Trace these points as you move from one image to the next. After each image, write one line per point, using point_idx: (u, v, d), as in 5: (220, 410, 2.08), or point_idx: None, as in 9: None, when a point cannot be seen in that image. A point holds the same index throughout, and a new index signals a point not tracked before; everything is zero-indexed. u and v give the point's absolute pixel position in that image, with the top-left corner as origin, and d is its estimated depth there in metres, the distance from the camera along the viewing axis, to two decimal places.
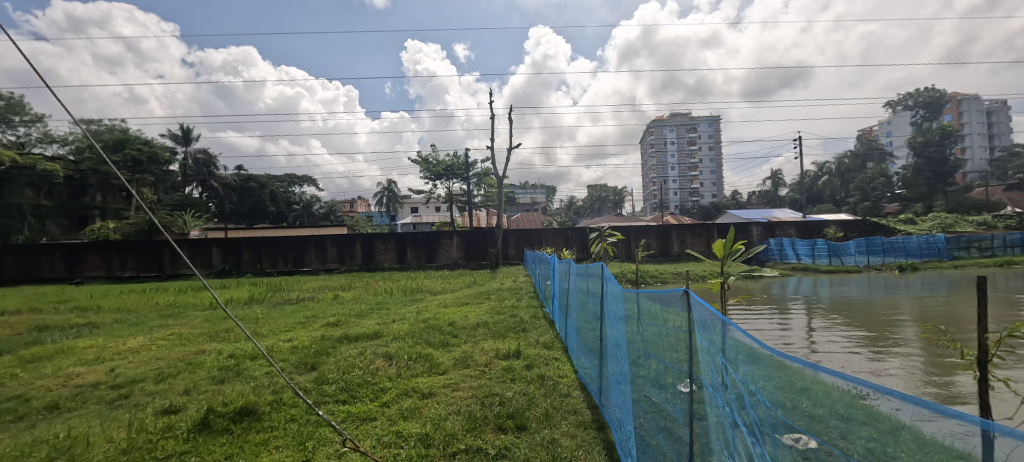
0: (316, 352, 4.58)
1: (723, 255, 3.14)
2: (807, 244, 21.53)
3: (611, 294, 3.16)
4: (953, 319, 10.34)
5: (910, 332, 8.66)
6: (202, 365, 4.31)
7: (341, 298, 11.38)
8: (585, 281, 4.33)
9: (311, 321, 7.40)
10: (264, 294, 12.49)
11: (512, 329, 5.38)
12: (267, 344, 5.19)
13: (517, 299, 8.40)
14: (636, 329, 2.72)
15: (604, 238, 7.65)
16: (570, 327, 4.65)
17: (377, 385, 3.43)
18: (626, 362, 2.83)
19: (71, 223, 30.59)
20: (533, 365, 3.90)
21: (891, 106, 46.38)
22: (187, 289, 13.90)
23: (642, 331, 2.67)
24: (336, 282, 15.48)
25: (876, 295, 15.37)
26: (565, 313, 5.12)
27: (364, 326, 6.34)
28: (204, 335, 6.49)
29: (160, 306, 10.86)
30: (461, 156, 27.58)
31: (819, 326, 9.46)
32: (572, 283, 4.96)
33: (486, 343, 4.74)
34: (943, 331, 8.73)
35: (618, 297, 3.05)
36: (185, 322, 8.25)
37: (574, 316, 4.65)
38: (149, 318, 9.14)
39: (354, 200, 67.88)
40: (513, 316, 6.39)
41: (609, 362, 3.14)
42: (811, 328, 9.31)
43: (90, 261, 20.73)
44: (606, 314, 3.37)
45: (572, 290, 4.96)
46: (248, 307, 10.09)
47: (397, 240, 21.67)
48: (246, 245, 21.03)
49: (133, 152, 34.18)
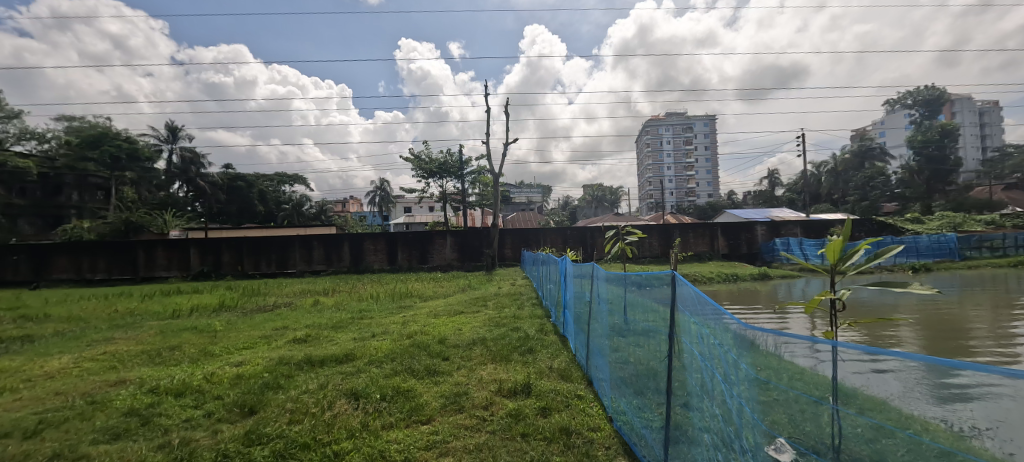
0: (266, 385, 3.54)
1: (836, 260, 2.14)
2: (815, 244, 20.56)
3: (681, 315, 2.29)
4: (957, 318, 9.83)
5: (905, 330, 8.22)
6: (108, 407, 3.28)
7: (322, 304, 10.24)
8: (626, 290, 3.29)
9: (279, 335, 6.32)
10: (237, 300, 11.29)
11: (514, 351, 4.32)
12: (210, 373, 4.12)
13: (518, 308, 7.24)
14: (718, 363, 1.95)
15: (622, 237, 6.62)
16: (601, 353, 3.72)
17: (330, 447, 2.39)
18: (718, 412, 1.98)
19: (45, 222, 29.50)
20: (550, 410, 2.85)
21: (891, 104, 45.89)
22: (155, 295, 12.58)
23: (729, 369, 1.88)
24: (321, 285, 14.41)
25: (885, 296, 14.74)
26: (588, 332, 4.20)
27: (336, 343, 5.28)
28: (143, 354, 5.42)
29: (115, 315, 9.65)
30: (455, 153, 26.55)
31: (819, 320, 9.00)
32: (598, 295, 4.03)
33: (488, 372, 3.72)
34: (944, 330, 8.38)
35: (691, 321, 2.20)
36: (135, 336, 7.12)
37: (605, 337, 3.66)
38: (94, 330, 7.95)
39: (345, 200, 66.32)
40: (515, 332, 5.30)
41: (687, 410, 2.29)
42: (810, 323, 8.86)
43: (59, 263, 19.44)
44: (677, 343, 2.41)
45: (599, 304, 4.01)
46: (215, 316, 8.93)
47: (387, 240, 20.51)
48: (226, 245, 19.88)
49: (111, 149, 31.21)
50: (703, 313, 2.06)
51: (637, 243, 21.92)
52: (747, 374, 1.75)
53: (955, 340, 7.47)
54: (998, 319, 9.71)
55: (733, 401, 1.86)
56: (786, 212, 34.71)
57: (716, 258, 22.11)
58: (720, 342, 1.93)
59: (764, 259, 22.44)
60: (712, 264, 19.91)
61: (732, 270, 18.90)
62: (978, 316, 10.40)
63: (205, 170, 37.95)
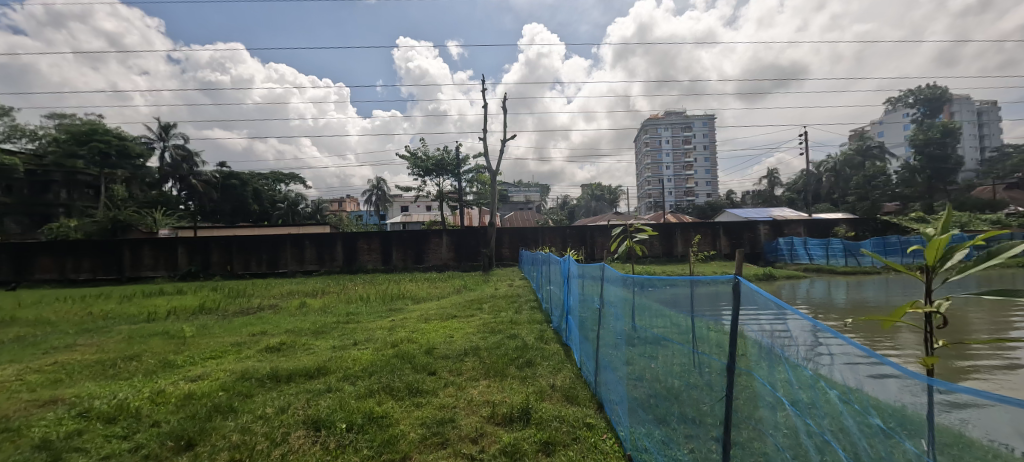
0: (216, 408, 2.97)
1: (935, 261, 1.64)
2: (820, 243, 19.92)
3: (737, 327, 1.82)
4: (966, 316, 9.50)
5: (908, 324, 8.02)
6: (22, 436, 2.72)
7: (309, 306, 9.67)
8: (648, 294, 2.83)
9: (254, 341, 5.76)
10: (221, 301, 10.73)
11: (509, 362, 3.80)
12: (158, 390, 3.55)
13: (516, 312, 6.70)
14: (783, 386, 1.49)
15: (631, 235, 6.10)
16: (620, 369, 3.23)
17: None
18: (782, 449, 1.50)
19: (32, 221, 28.82)
20: (554, 445, 2.32)
21: (892, 102, 45.50)
22: (134, 296, 11.97)
23: (789, 388, 1.44)
24: (310, 287, 13.82)
25: (889, 296, 14.44)
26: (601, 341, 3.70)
27: (313, 353, 4.71)
28: (94, 366, 4.82)
29: (89, 319, 9.09)
30: (452, 151, 26.04)
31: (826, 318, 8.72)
32: (610, 298, 3.53)
33: (479, 391, 3.20)
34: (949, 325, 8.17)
35: (746, 331, 1.75)
36: (100, 342, 6.53)
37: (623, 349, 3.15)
38: (59, 336, 7.37)
39: (342, 200, 65.67)
40: (513, 340, 4.77)
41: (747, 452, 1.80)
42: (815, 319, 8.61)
43: (41, 262, 18.78)
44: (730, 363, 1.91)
45: (613, 311, 3.52)
46: (192, 320, 8.35)
47: (381, 239, 19.97)
48: (215, 245, 19.31)
49: (101, 144, 30.63)
50: (765, 320, 1.60)
51: (653, 242, 21.56)
52: (808, 394, 1.32)
53: (955, 337, 7.23)
54: (1009, 318, 9.33)
55: (798, 433, 1.38)
56: (788, 212, 34.28)
57: (717, 258, 21.62)
58: (785, 356, 1.47)
59: (767, 258, 22.02)
60: (715, 264, 19.43)
61: (736, 271, 18.41)
62: (984, 313, 10.14)
63: (198, 168, 37.18)
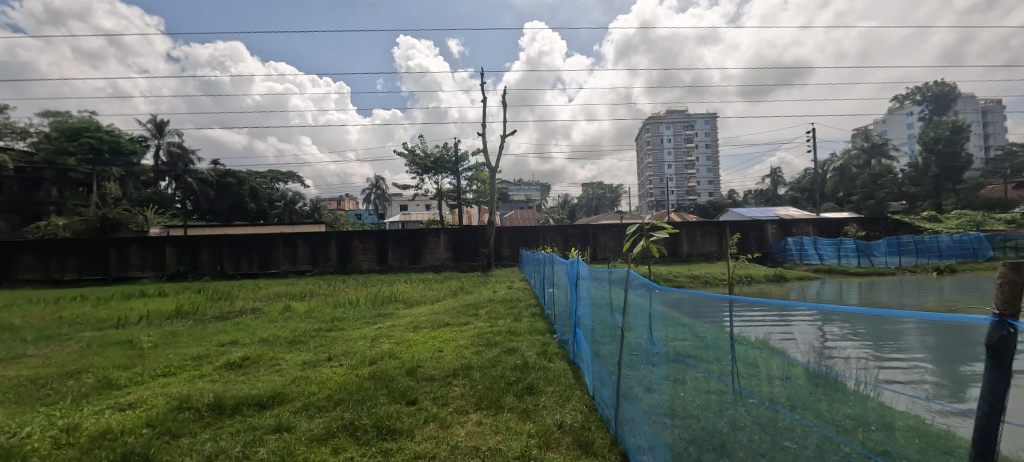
0: (126, 456, 2.35)
1: None
2: (831, 243, 19.35)
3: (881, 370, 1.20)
4: None
5: None
6: None
7: (293, 310, 8.95)
8: (707, 310, 2.29)
9: (219, 354, 5.04)
10: (201, 305, 9.99)
11: (508, 387, 3.16)
12: (72, 425, 2.87)
13: (514, 320, 6.00)
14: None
15: (646, 234, 5.44)
16: (658, 404, 2.58)
17: None
18: None
19: (22, 219, 28.14)
20: None
21: (899, 100, 44.66)
22: (110, 298, 11.27)
23: None
24: (299, 288, 13.11)
25: (907, 300, 13.71)
26: (627, 364, 3.08)
27: (274, 372, 3.99)
28: (21, 385, 4.14)
29: (54, 323, 8.43)
30: (451, 148, 25.30)
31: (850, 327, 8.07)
32: (639, 312, 2.91)
33: (469, 432, 2.53)
34: None
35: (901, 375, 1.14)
36: (52, 353, 5.85)
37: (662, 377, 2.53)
38: (13, 344, 6.68)
39: (341, 199, 65.02)
40: (512, 356, 4.11)
41: None
42: None
43: (24, 262, 18.12)
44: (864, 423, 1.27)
45: (642, 328, 2.89)
46: (163, 326, 7.67)
47: (377, 239, 19.29)
48: (205, 244, 18.67)
49: (92, 140, 29.93)
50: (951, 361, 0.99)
51: (665, 241, 20.88)
52: None
53: None
54: None
55: None
56: (794, 210, 33.53)
57: (724, 259, 20.93)
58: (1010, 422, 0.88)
59: (775, 259, 21.32)
60: (723, 265, 18.70)
61: (745, 271, 17.67)
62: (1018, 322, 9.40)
63: (194, 166, 36.50)
